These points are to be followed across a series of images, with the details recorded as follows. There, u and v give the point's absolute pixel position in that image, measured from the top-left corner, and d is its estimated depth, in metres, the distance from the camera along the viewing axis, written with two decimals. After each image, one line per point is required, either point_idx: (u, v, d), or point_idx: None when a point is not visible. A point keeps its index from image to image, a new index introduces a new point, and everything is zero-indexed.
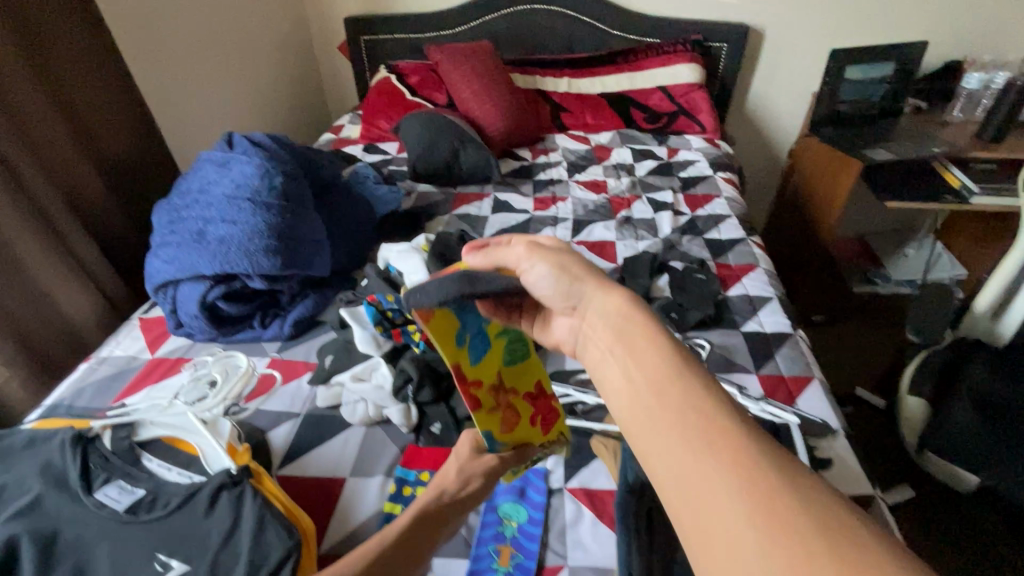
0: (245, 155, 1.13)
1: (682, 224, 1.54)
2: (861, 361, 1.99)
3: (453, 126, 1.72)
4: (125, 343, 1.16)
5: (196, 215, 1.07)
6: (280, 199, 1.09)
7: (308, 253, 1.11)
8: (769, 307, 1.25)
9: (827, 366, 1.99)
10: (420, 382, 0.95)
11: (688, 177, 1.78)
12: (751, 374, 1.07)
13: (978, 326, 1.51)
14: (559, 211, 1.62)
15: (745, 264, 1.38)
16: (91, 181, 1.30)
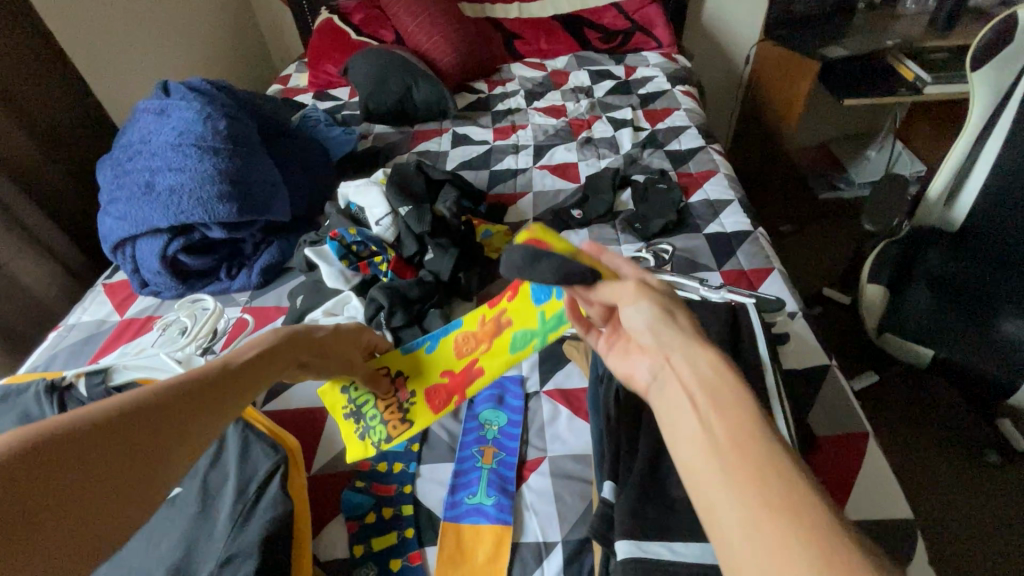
0: (184, 101, 1.09)
1: (643, 139, 1.54)
2: (827, 262, 2.06)
3: (402, 61, 1.66)
4: (92, 309, 1.14)
5: (141, 167, 1.04)
6: (227, 143, 1.06)
7: (264, 196, 1.09)
8: (730, 208, 1.27)
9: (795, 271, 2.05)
10: (392, 309, 0.95)
11: (647, 93, 1.76)
12: (714, 271, 1.10)
13: (934, 212, 1.49)
14: (520, 138, 1.61)
15: (705, 171, 1.40)
16: (27, 148, 1.24)
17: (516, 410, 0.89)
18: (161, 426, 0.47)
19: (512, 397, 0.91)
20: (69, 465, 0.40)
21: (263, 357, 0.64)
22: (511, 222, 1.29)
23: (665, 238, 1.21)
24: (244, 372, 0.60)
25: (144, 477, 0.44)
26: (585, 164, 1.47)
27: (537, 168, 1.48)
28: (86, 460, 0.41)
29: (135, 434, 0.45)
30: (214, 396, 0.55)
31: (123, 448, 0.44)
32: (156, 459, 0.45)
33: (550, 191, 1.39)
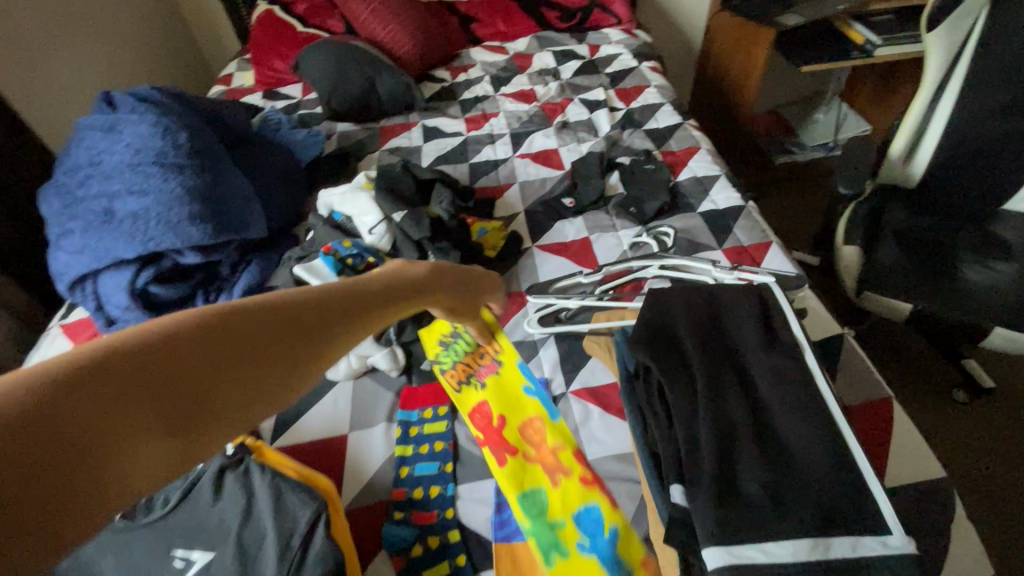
0: (134, 113, 0.97)
1: (620, 119, 1.51)
2: (794, 226, 2.12)
3: (360, 52, 1.56)
4: (52, 354, 1.02)
5: (92, 193, 0.92)
6: (191, 158, 0.95)
7: (240, 213, 1.00)
8: (719, 184, 1.27)
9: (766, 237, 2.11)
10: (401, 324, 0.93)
11: (615, 71, 1.73)
12: (716, 250, 1.10)
13: (894, 172, 1.50)
14: (494, 127, 1.55)
15: (687, 148, 1.39)
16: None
17: None
18: (321, 324, 0.41)
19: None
20: (230, 345, 0.35)
21: (430, 274, 0.57)
22: (502, 216, 1.25)
23: (661, 220, 1.20)
24: (407, 284, 0.53)
25: (293, 373, 0.38)
26: (566, 150, 1.43)
27: (517, 157, 1.43)
28: (212, 345, 0.34)
29: (293, 325, 0.39)
30: (374, 304, 0.48)
31: (281, 333, 0.38)
32: (306, 357, 0.40)
33: (536, 180, 1.35)
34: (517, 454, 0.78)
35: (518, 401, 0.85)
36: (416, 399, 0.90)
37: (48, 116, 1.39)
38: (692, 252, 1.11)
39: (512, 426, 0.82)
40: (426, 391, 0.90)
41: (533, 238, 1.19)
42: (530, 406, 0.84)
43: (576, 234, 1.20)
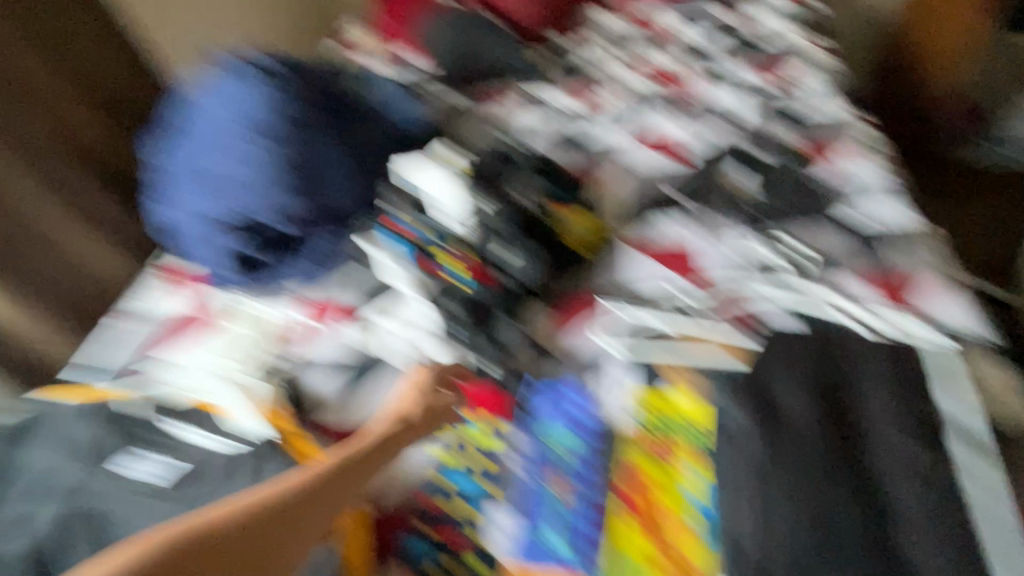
0: (247, 78, 0.96)
1: (770, 106, 1.27)
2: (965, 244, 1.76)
3: (485, 14, 1.43)
4: (152, 294, 1.07)
5: (203, 157, 0.94)
6: (293, 129, 0.94)
7: (333, 185, 0.98)
8: (884, 201, 1.03)
9: None
10: (476, 327, 0.85)
11: (772, 34, 1.43)
12: (862, 281, 0.91)
13: None
14: (614, 97, 1.35)
15: (850, 148, 1.14)
16: (86, 116, 1.12)
17: (593, 435, 0.80)
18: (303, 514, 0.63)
19: (577, 409, 0.83)
20: (279, 520, 0.61)
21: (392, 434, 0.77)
22: (602, 204, 1.09)
23: (798, 232, 0.99)
24: (391, 441, 0.76)
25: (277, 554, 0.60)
26: (696, 139, 1.24)
27: (635, 134, 1.23)
28: (258, 535, 0.59)
29: (275, 520, 0.61)
30: (348, 478, 0.69)
31: (282, 515, 0.61)
32: (287, 540, 0.61)
33: (655, 166, 1.15)
34: (644, 533, 0.73)
35: (669, 494, 0.75)
36: (482, 406, 0.84)
37: (178, 49, 1.36)
38: (823, 275, 0.92)
39: (654, 509, 0.74)
40: (492, 400, 0.84)
41: (630, 230, 1.03)
42: (681, 508, 0.74)
43: (684, 234, 1.00)
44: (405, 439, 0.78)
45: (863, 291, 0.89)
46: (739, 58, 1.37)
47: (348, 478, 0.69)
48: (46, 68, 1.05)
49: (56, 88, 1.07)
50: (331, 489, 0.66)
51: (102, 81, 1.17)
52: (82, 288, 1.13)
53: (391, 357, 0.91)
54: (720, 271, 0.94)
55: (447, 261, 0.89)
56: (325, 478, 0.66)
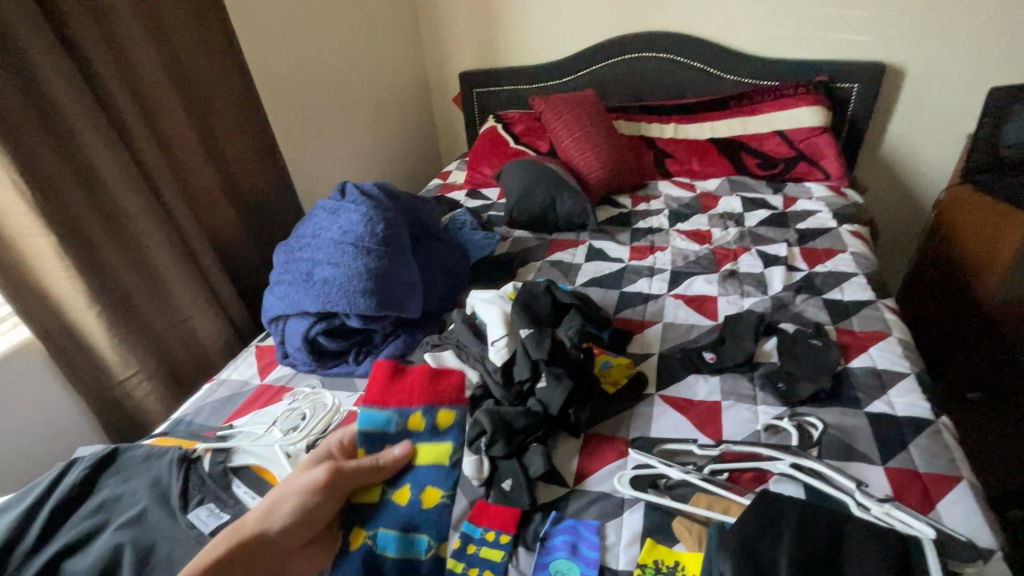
0: (354, 203, 1.22)
1: (797, 280, 1.40)
2: None
3: (552, 174, 1.72)
4: (241, 368, 1.29)
5: (304, 258, 1.17)
6: (379, 245, 1.16)
7: (402, 296, 1.17)
8: (903, 385, 1.07)
9: (978, 457, 1.64)
10: (493, 437, 0.93)
11: (808, 227, 1.62)
12: (876, 467, 0.91)
13: None
14: (657, 260, 1.55)
15: (873, 331, 1.21)
16: (228, 214, 1.45)
17: (590, 565, 0.80)
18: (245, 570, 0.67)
19: (588, 547, 0.83)
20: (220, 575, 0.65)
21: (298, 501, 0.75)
22: (635, 353, 1.22)
23: (815, 406, 1.04)
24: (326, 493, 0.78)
25: None
26: (725, 301, 1.36)
27: (671, 295, 1.41)
28: None
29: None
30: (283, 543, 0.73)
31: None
32: None
33: (683, 325, 1.30)
34: None
35: None
36: (486, 516, 0.87)
37: (306, 179, 1.82)
38: (842, 457, 0.93)
39: None
40: (497, 512, 0.87)
41: (658, 384, 1.13)
42: None
43: (706, 394, 1.10)
44: (293, 528, 0.74)
45: (885, 483, 0.88)
46: (773, 243, 1.56)
47: (248, 552, 0.69)
48: (213, 176, 1.41)
49: (216, 191, 1.42)
50: (257, 553, 0.70)
51: (247, 191, 1.54)
52: (182, 347, 1.33)
53: None
54: (734, 433, 1.01)
55: (436, 449, 0.88)
56: (247, 542, 0.70)
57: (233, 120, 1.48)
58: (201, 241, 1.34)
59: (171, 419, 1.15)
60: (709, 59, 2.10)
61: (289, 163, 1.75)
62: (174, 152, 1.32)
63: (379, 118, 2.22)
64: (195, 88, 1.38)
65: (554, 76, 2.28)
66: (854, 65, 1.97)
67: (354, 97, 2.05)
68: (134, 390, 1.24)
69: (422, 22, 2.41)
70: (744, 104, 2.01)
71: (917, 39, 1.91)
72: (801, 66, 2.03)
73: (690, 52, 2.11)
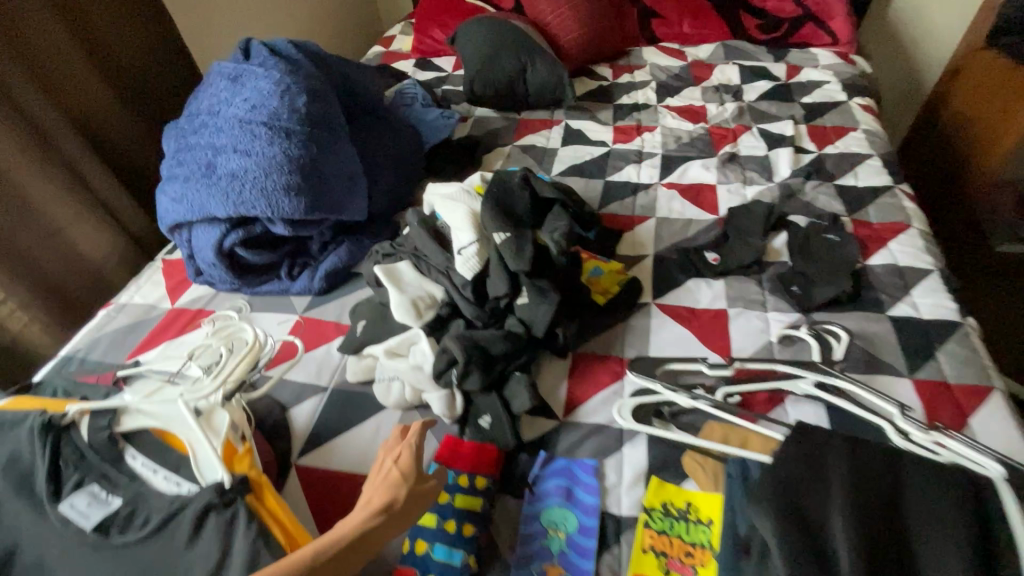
0: (263, 67, 0.91)
1: (805, 165, 1.21)
2: None
3: (520, 36, 1.40)
4: (145, 289, 1.04)
5: (202, 145, 0.87)
6: (302, 124, 0.87)
7: (340, 192, 0.91)
8: (927, 285, 0.94)
9: None
10: (467, 367, 0.76)
11: (814, 102, 1.40)
12: (905, 381, 0.80)
13: None
14: (645, 143, 1.32)
15: (892, 222, 1.06)
16: (92, 84, 1.08)
17: (589, 512, 0.68)
18: None
19: (583, 491, 0.70)
20: None
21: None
22: (626, 255, 1.04)
23: (832, 312, 0.91)
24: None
25: None
26: (726, 190, 1.17)
27: (664, 185, 1.20)
28: None
29: None
30: None
31: None
32: None
33: (679, 220, 1.11)
34: None
35: None
36: (458, 459, 0.72)
37: (206, 42, 1.43)
38: (866, 370, 0.82)
39: None
40: (472, 453, 0.72)
41: (654, 292, 0.97)
42: None
43: (709, 302, 0.95)
44: None
45: (915, 399, 0.78)
46: (778, 121, 1.35)
47: None
48: (62, 29, 1.02)
49: (68, 51, 1.03)
50: None
51: (122, 54, 1.15)
52: (63, 266, 1.05)
53: (374, 386, 0.83)
54: (743, 347, 0.87)
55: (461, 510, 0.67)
56: None
57: None
58: (61, 124, 1.00)
59: (59, 357, 0.92)
60: None
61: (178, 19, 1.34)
62: None
63: None
64: None
65: None
66: None
67: None
68: (5, 322, 0.98)
69: None
70: None
71: None
72: None
73: None
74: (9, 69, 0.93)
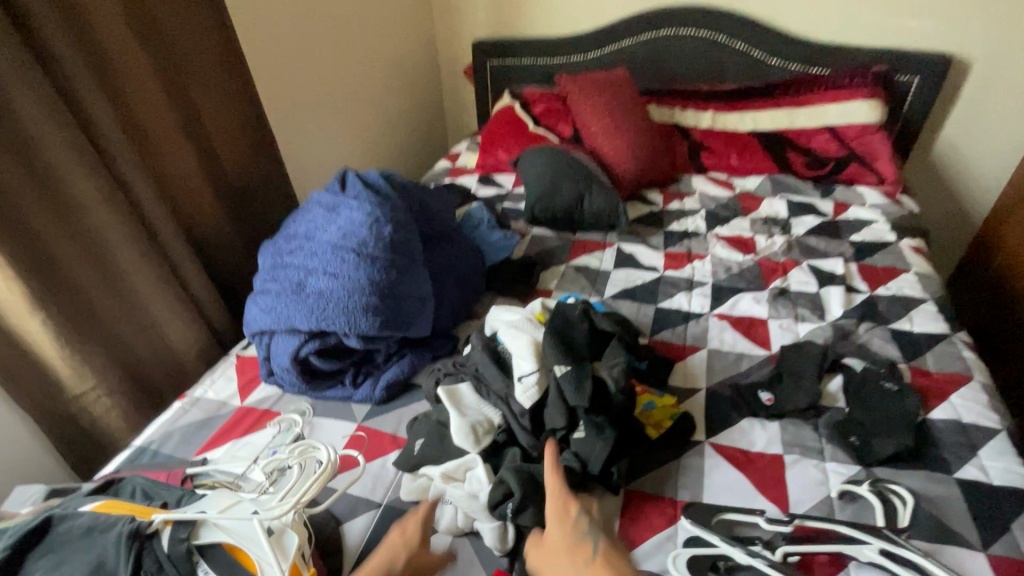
0: (356, 199, 1.03)
1: (857, 305, 1.23)
2: None
3: (579, 166, 1.53)
4: (218, 383, 1.10)
5: (296, 264, 0.98)
6: (385, 251, 0.97)
7: (411, 312, 0.99)
8: (995, 447, 0.91)
9: None
10: (523, 501, 0.77)
11: (863, 240, 1.45)
12: (980, 557, 0.76)
13: None
14: (695, 271, 1.38)
15: (951, 374, 1.05)
16: (204, 195, 1.23)
17: None
18: None
19: None
20: None
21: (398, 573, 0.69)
22: (677, 387, 1.06)
23: (894, 469, 0.89)
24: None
25: None
26: (777, 325, 1.20)
27: (714, 315, 1.24)
28: None
29: None
30: None
31: None
32: None
33: (730, 353, 1.13)
34: None
35: None
36: None
37: (299, 156, 1.62)
38: (937, 540, 0.78)
39: None
40: None
41: (707, 429, 0.97)
42: None
43: (764, 445, 0.94)
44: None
45: None
46: (827, 258, 1.39)
47: None
48: (189, 151, 1.18)
49: (190, 169, 1.20)
50: None
51: (231, 170, 1.32)
52: (150, 355, 1.14)
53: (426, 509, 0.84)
54: (801, 500, 0.86)
55: None
56: None
57: (216, 86, 1.24)
58: (173, 230, 1.13)
59: (133, 448, 0.97)
60: (752, 41, 1.89)
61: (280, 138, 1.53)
62: (141, 123, 1.09)
63: (383, 90, 2.00)
64: (168, 43, 1.13)
65: (578, 51, 2.07)
66: (915, 57, 1.77)
67: (356, 64, 1.83)
68: (92, 406, 1.06)
69: None
70: (792, 94, 1.81)
71: (988, 31, 1.72)
72: (856, 52, 1.83)
73: (733, 31, 1.90)
74: (143, 185, 1.07)
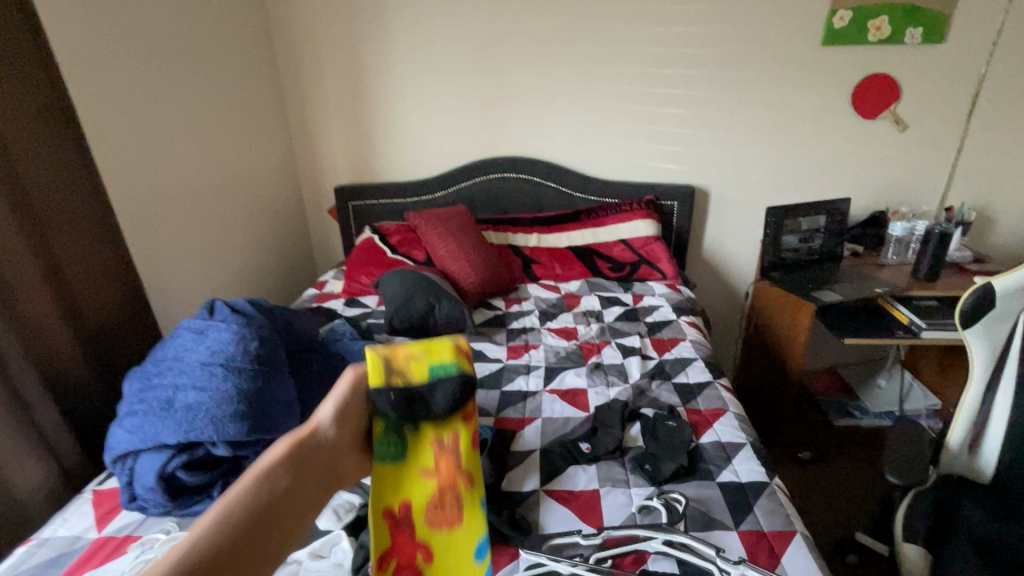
0: (223, 322, 1.19)
1: (651, 368, 1.59)
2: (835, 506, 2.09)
3: (430, 282, 1.81)
4: (71, 521, 1.08)
5: (164, 384, 1.09)
6: (252, 363, 1.12)
7: (276, 415, 1.09)
8: (743, 454, 1.24)
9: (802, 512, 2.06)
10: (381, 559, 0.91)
11: (654, 320, 1.88)
12: (731, 532, 1.03)
13: (960, 463, 1.49)
14: (531, 358, 1.67)
15: (715, 409, 1.41)
16: (67, 339, 1.29)
17: None
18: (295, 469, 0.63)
19: None
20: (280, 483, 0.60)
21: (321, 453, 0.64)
22: (520, 451, 1.28)
23: (677, 483, 1.17)
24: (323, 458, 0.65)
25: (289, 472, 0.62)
26: (594, 391, 1.50)
27: (547, 391, 1.51)
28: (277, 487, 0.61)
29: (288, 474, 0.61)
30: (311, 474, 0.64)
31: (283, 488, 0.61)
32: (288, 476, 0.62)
33: (560, 418, 1.39)
34: None
35: None
36: None
37: (166, 294, 1.72)
38: (704, 528, 1.05)
39: None
40: None
41: (542, 479, 1.19)
42: None
43: (586, 483, 1.18)
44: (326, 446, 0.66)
45: (740, 546, 1.01)
46: (629, 336, 1.78)
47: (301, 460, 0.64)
48: (48, 295, 1.25)
49: (51, 317, 1.26)
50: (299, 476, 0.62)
51: (91, 311, 1.39)
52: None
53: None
54: (615, 519, 1.09)
55: None
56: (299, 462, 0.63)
57: (79, 232, 1.36)
58: (31, 375, 1.17)
59: None
60: (560, 180, 2.46)
61: (147, 273, 1.64)
62: (7, 275, 1.17)
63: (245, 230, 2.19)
64: (38, 204, 1.27)
65: (426, 191, 2.50)
66: (671, 188, 2.44)
67: (222, 210, 2.02)
68: None
69: (294, 140, 2.55)
70: (593, 217, 2.35)
71: (712, 170, 2.46)
72: (633, 186, 2.47)
73: (545, 175, 2.46)
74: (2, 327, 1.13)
